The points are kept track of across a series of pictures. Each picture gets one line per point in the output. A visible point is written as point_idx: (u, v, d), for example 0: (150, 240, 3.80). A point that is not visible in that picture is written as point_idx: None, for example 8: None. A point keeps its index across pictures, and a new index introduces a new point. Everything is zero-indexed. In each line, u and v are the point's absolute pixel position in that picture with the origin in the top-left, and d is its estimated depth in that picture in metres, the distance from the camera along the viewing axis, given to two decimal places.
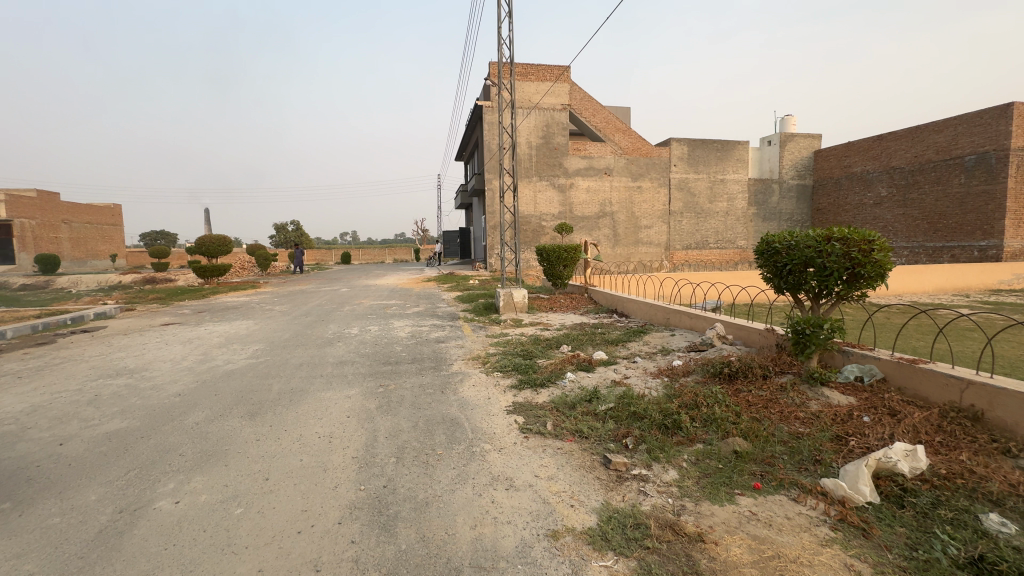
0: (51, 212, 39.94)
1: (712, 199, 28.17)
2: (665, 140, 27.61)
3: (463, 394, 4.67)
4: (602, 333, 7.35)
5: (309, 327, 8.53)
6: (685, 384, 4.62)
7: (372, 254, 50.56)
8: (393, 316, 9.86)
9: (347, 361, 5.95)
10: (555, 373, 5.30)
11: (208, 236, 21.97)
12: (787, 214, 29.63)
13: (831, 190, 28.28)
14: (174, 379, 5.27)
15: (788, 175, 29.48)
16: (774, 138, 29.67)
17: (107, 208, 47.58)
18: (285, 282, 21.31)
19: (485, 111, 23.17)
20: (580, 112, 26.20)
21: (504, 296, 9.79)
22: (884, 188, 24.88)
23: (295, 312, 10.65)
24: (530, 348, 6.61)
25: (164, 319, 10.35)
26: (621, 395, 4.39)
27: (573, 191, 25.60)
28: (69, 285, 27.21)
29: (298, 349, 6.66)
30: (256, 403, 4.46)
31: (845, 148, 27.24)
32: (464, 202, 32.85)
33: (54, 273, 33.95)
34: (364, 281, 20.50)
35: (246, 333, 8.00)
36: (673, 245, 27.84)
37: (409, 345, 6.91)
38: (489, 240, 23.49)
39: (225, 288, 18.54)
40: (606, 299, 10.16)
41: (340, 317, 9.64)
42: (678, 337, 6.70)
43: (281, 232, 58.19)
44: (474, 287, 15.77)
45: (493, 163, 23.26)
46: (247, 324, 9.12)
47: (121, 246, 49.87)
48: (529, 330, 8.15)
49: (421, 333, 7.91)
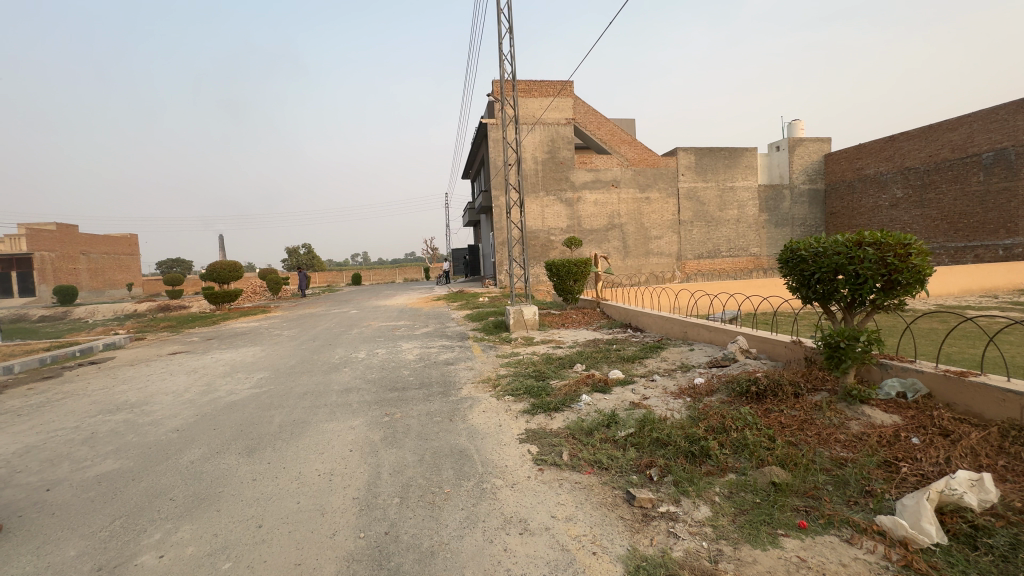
0: (70, 245, 40.85)
1: (722, 207, 27.83)
2: (671, 149, 27.45)
3: (473, 422, 4.40)
4: (617, 350, 7.05)
5: (316, 352, 8.36)
6: (710, 404, 4.31)
7: (382, 275, 50.79)
8: (401, 337, 9.66)
9: (352, 389, 5.72)
10: (570, 395, 5.02)
11: (220, 262, 22.15)
12: (801, 219, 29.09)
13: (844, 194, 27.77)
14: (173, 413, 5.07)
15: (799, 180, 29.02)
16: (782, 143, 29.27)
17: (124, 239, 48.59)
18: (295, 306, 21.31)
19: (490, 128, 23.27)
20: (584, 126, 26.19)
21: (514, 313, 9.56)
22: (899, 189, 24.37)
23: (303, 337, 10.51)
24: (542, 368, 6.33)
25: (173, 348, 10.27)
26: (641, 418, 4.10)
27: (581, 204, 25.49)
28: (86, 315, 27.61)
29: (303, 377, 6.46)
30: (255, 437, 4.23)
31: (856, 150, 26.82)
32: (472, 220, 32.88)
33: (73, 304, 34.53)
34: (374, 302, 20.44)
35: (252, 361, 7.84)
36: (685, 255, 27.48)
37: (417, 369, 6.67)
38: (498, 256, 23.37)
39: (236, 313, 18.59)
40: (619, 313, 9.86)
41: (347, 341, 9.46)
42: (698, 351, 6.38)
43: (293, 256, 58.85)
44: (483, 304, 15.58)
45: (500, 179, 23.25)
46: (254, 351, 8.98)
47: (138, 275, 50.77)
48: (540, 349, 7.87)
49: (430, 355, 7.68)
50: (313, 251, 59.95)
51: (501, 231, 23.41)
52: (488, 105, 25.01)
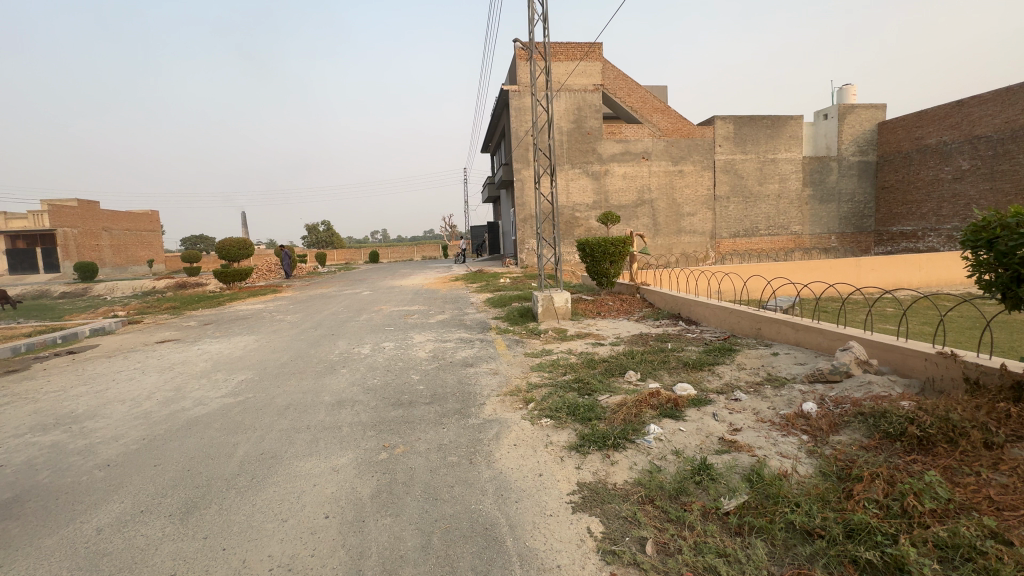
0: (93, 221, 40.82)
1: (762, 181, 25.65)
2: (707, 118, 25.25)
3: (503, 467, 3.14)
4: (675, 353, 5.68)
5: (314, 345, 7.20)
6: (846, 453, 2.97)
7: (400, 252, 49.83)
8: (413, 326, 8.44)
9: (346, 402, 4.49)
10: (630, 424, 3.71)
11: (230, 238, 21.27)
12: (847, 194, 26.78)
13: (899, 166, 25.27)
14: (115, 435, 3.93)
15: (848, 151, 26.54)
16: (831, 111, 26.72)
17: (145, 215, 48.48)
18: (308, 285, 20.42)
19: (513, 96, 21.55)
20: (614, 93, 24.16)
21: (543, 301, 8.23)
22: (965, 160, 21.86)
23: (304, 324, 9.39)
24: (584, 377, 5.00)
25: (164, 335, 9.28)
26: (751, 473, 2.78)
27: (608, 178, 23.78)
28: (104, 292, 27.32)
29: (291, 381, 5.28)
30: (201, 485, 3.05)
31: (917, 117, 24.21)
32: (492, 195, 31.39)
33: (94, 280, 34.49)
34: (388, 282, 19.36)
35: (240, 356, 6.74)
36: (720, 233, 25.59)
37: (428, 373, 5.40)
38: (520, 234, 21.95)
39: (245, 293, 17.64)
40: (666, 301, 8.47)
41: (352, 330, 8.27)
42: (786, 357, 4.99)
43: (312, 233, 58.40)
44: (505, 286, 14.28)
45: (522, 151, 21.64)
46: (248, 341, 7.87)
47: (160, 252, 50.91)
48: (577, 346, 6.53)
49: (444, 351, 6.44)
50: (332, 228, 59.41)
51: (523, 207, 21.96)
52: (511, 70, 23.23)
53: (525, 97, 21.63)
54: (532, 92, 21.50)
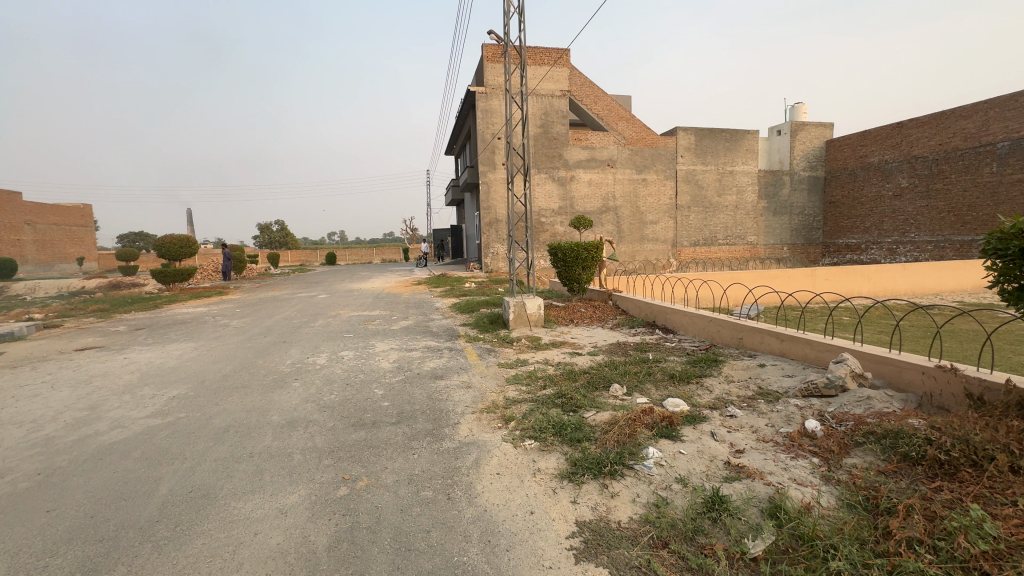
0: (14, 213, 37.11)
1: (721, 192, 26.41)
2: (670, 129, 25.78)
3: (488, 504, 2.68)
4: (658, 364, 5.39)
5: (262, 354, 6.46)
6: (866, 479, 2.71)
7: (359, 254, 48.25)
8: (375, 333, 7.81)
9: (298, 424, 3.89)
10: (625, 446, 3.33)
11: (170, 235, 19.63)
12: (799, 207, 27.99)
13: (845, 182, 26.69)
14: (1, 471, 3.18)
15: (799, 166, 27.79)
16: (784, 127, 27.92)
17: (75, 209, 44.67)
18: (258, 287, 19.13)
19: (480, 97, 21.17)
20: (581, 99, 24.25)
21: (515, 307, 7.82)
22: (904, 178, 23.29)
23: (252, 329, 8.55)
24: (566, 391, 4.60)
25: (86, 341, 8.20)
26: (773, 506, 2.45)
27: (574, 184, 23.79)
28: (24, 291, 24.74)
29: (233, 398, 4.60)
30: (106, 538, 2.42)
31: (861, 137, 25.64)
32: (456, 198, 30.79)
33: (13, 278, 31.21)
34: (347, 285, 18.42)
35: (175, 366, 5.93)
36: (681, 242, 26.09)
37: (394, 388, 4.84)
38: (485, 238, 21.53)
39: (186, 295, 16.27)
40: (640, 308, 8.25)
41: (305, 338, 7.54)
42: (774, 369, 4.79)
43: (265, 233, 55.64)
44: (471, 291, 13.78)
45: (488, 153, 21.26)
46: (185, 349, 7.00)
47: (92, 249, 46.99)
48: (553, 356, 6.14)
49: (411, 361, 5.89)
50: (287, 228, 56.86)
51: (488, 211, 21.55)
52: (479, 72, 22.88)
53: (493, 100, 21.31)
54: (500, 94, 21.21)
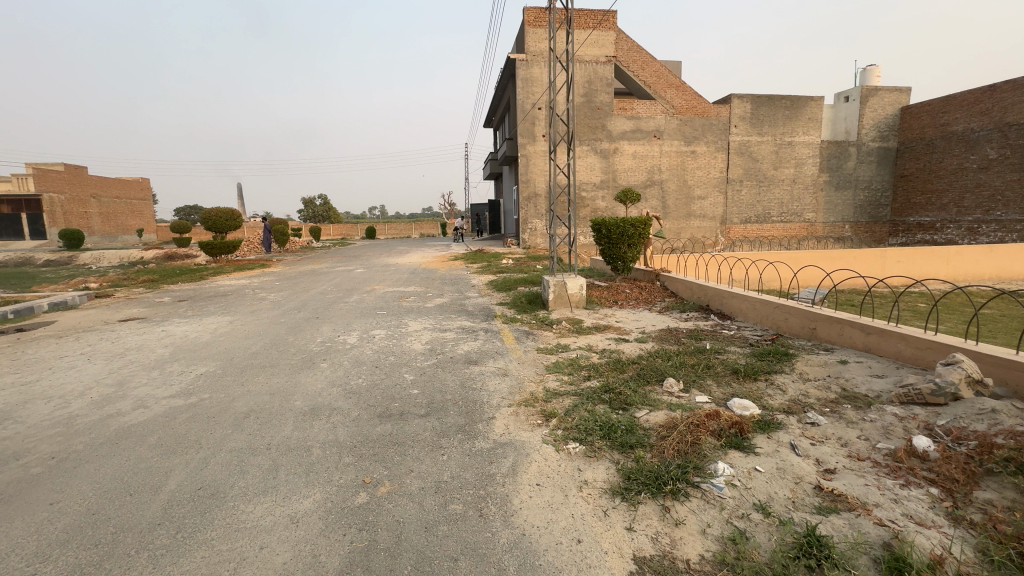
0: (81, 187, 39.39)
1: (777, 165, 24.53)
2: (723, 97, 23.98)
3: (527, 527, 2.26)
4: (717, 355, 4.80)
5: (294, 331, 6.28)
6: (1011, 523, 2.12)
7: (398, 229, 48.65)
8: (408, 311, 7.52)
9: (322, 411, 3.61)
10: (687, 457, 2.83)
11: (216, 208, 20.07)
12: (865, 182, 25.72)
13: (921, 154, 24.19)
14: (16, 452, 3.04)
15: (868, 137, 25.41)
16: (853, 93, 25.48)
17: (135, 183, 46.95)
18: (299, 260, 19.41)
19: (520, 65, 20.23)
20: (627, 66, 22.85)
21: (554, 287, 7.32)
22: (992, 149, 20.81)
23: (287, 304, 8.47)
24: (614, 384, 4.11)
25: (131, 312, 8.34)
26: (893, 558, 1.92)
27: (617, 157, 22.67)
28: (90, 261, 26.25)
29: (258, 378, 4.39)
30: (101, 543, 2.17)
31: (943, 102, 23.01)
32: (494, 172, 30.14)
33: (81, 249, 33.21)
34: (384, 259, 18.38)
35: (207, 341, 5.83)
36: (730, 218, 24.58)
37: (424, 373, 4.49)
38: (523, 213, 20.95)
39: (231, 267, 16.63)
40: (692, 291, 7.58)
41: (338, 314, 7.34)
42: (860, 368, 4.11)
43: (309, 207, 56.91)
44: (509, 268, 13.34)
45: (528, 124, 20.44)
46: (221, 323, 6.94)
47: (151, 222, 49.44)
48: (596, 342, 5.65)
49: (444, 344, 5.53)
50: (329, 202, 57.97)
51: (527, 185, 20.86)
52: (519, 38, 21.86)
53: (533, 67, 20.33)
54: (541, 61, 20.21)
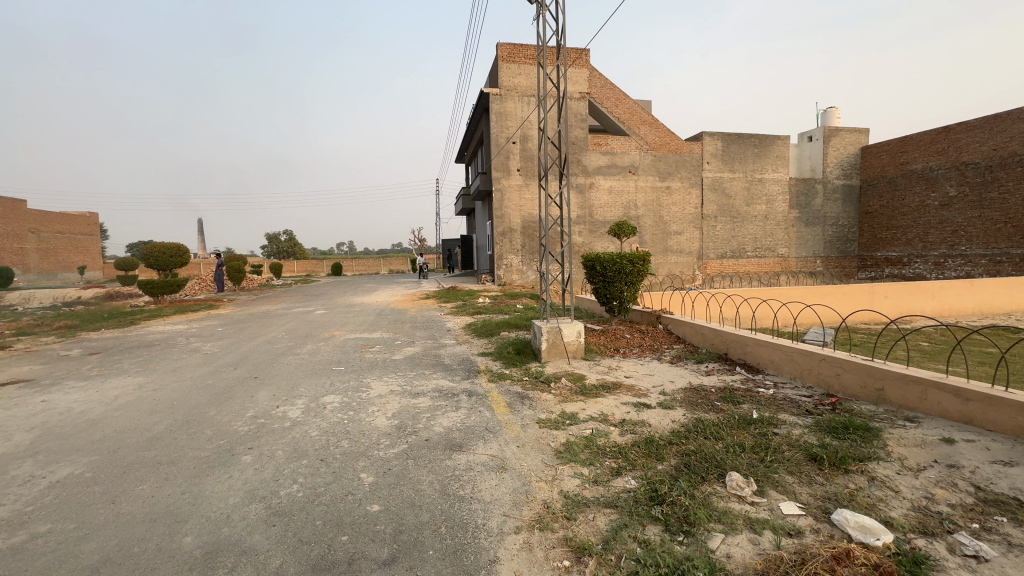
0: (17, 221, 36.22)
1: (749, 201, 24.71)
2: (695, 134, 24.20)
3: None
4: (777, 430, 3.68)
5: (221, 400, 4.85)
6: None
7: (366, 265, 46.99)
8: (373, 366, 6.19)
9: (224, 561, 2.26)
10: None
11: (159, 244, 18.22)
12: (833, 218, 26.18)
13: (884, 191, 24.87)
14: None
15: (833, 174, 26.05)
16: (817, 133, 26.22)
17: (82, 217, 44.06)
18: (253, 300, 17.66)
19: (494, 99, 19.71)
20: (601, 102, 22.82)
21: (548, 334, 6.18)
22: (953, 186, 21.41)
23: (223, 358, 6.96)
24: (660, 484, 2.91)
25: (18, 372, 6.65)
26: None
27: (593, 192, 22.30)
28: (18, 302, 23.51)
29: (142, 489, 2.98)
30: None
31: (901, 142, 23.88)
32: (467, 207, 29.40)
33: (10, 289, 30.01)
34: (348, 299, 16.88)
35: (94, 420, 4.33)
36: (707, 254, 24.37)
37: (390, 472, 3.17)
38: (498, 249, 20.03)
39: (171, 309, 14.78)
40: (704, 336, 6.59)
41: (283, 372, 5.93)
42: (979, 452, 3.06)
43: (273, 244, 54.83)
44: (487, 308, 12.15)
45: (502, 158, 19.83)
46: (126, 389, 5.39)
47: (96, 260, 46.11)
48: (611, 409, 4.45)
49: (418, 417, 4.24)
50: (295, 238, 55.95)
51: (502, 219, 20.03)
52: (492, 74, 21.57)
53: (507, 101, 19.89)
54: (516, 96, 19.86)
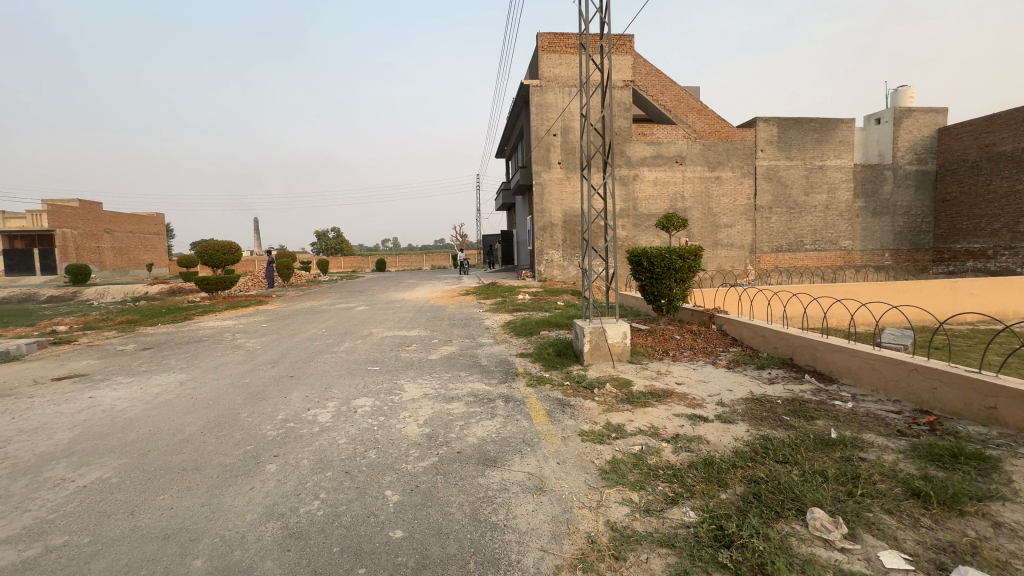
0: (94, 223, 39.09)
1: (808, 190, 23.05)
2: (748, 120, 22.78)
3: None
4: (864, 455, 3.13)
5: (254, 401, 4.75)
6: None
7: (410, 261, 47.77)
8: (408, 366, 5.99)
9: None
10: None
11: (214, 242, 19.05)
12: (903, 208, 24.07)
13: (964, 176, 22.52)
14: None
15: (904, 159, 23.87)
16: (886, 115, 24.10)
17: (150, 217, 47.11)
18: (300, 296, 18.16)
19: (534, 90, 19.27)
20: (646, 90, 21.88)
21: (591, 335, 5.76)
22: None
23: (263, 355, 6.99)
24: (726, 521, 2.46)
25: (77, 367, 6.93)
26: None
27: (638, 184, 21.46)
28: (94, 296, 25.37)
29: (163, 500, 2.85)
30: None
31: (986, 122, 21.47)
32: (507, 202, 29.16)
33: (88, 285, 32.50)
34: (390, 295, 17.04)
35: (132, 419, 4.32)
36: (760, 247, 22.98)
37: (418, 490, 2.89)
38: (538, 244, 19.67)
39: (224, 304, 15.36)
40: (765, 340, 5.97)
41: (318, 372, 5.82)
42: None
43: (322, 240, 56.84)
44: (528, 305, 11.83)
45: (542, 151, 19.39)
46: (167, 386, 5.44)
47: (164, 257, 49.28)
48: (662, 421, 4.01)
49: (451, 425, 3.96)
50: (342, 235, 57.70)
51: (542, 214, 19.61)
52: (532, 66, 21.10)
53: (548, 93, 19.38)
54: (556, 87, 19.34)
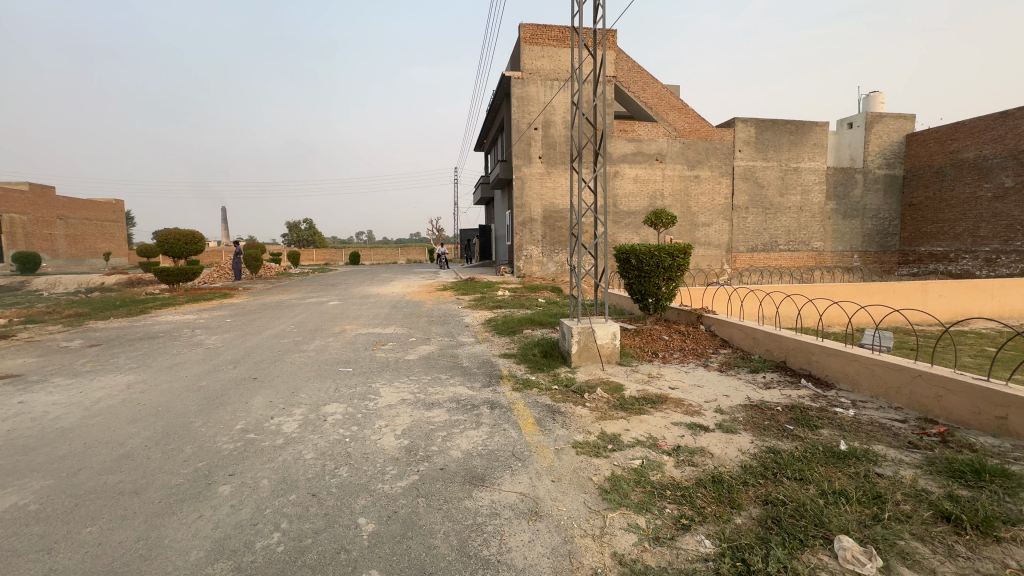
0: (46, 208, 36.54)
1: (783, 191, 23.40)
2: (727, 121, 22.94)
3: None
4: (882, 470, 2.91)
5: (209, 407, 4.25)
6: None
7: (385, 254, 46.72)
8: (383, 367, 5.57)
9: None
10: None
11: (175, 230, 17.97)
12: (872, 210, 24.76)
13: (929, 182, 23.27)
14: None
15: (873, 163, 24.52)
16: (857, 119, 24.69)
17: (108, 204, 44.47)
18: (268, 290, 17.31)
19: (516, 82, 18.84)
20: (627, 87, 21.75)
21: (579, 335, 5.47)
22: (1009, 176, 19.64)
23: (224, 354, 6.43)
24: (748, 553, 2.18)
25: (8, 366, 6.20)
26: None
27: (618, 180, 21.36)
28: (43, 287, 23.68)
29: (89, 534, 2.39)
30: None
31: (951, 130, 22.21)
32: (486, 196, 28.70)
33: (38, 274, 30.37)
34: (363, 289, 16.43)
35: (64, 430, 3.77)
36: (736, 247, 23.24)
37: (396, 517, 2.52)
38: (518, 239, 19.34)
39: (185, 297, 14.44)
40: (757, 342, 5.80)
41: (284, 373, 5.34)
42: None
43: (294, 232, 55.03)
44: (508, 302, 11.49)
45: (523, 144, 19.01)
46: (111, 389, 4.87)
47: (123, 247, 46.67)
48: (660, 430, 3.74)
49: (432, 436, 3.59)
50: (315, 227, 56.04)
51: (522, 209, 19.27)
52: (514, 57, 20.64)
53: (530, 85, 18.98)
54: (538, 79, 18.97)
